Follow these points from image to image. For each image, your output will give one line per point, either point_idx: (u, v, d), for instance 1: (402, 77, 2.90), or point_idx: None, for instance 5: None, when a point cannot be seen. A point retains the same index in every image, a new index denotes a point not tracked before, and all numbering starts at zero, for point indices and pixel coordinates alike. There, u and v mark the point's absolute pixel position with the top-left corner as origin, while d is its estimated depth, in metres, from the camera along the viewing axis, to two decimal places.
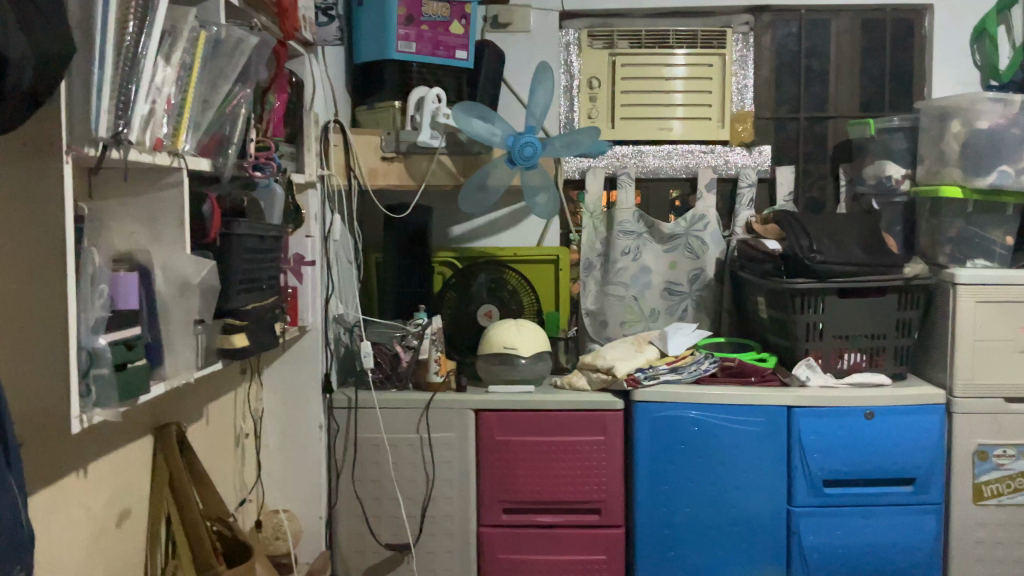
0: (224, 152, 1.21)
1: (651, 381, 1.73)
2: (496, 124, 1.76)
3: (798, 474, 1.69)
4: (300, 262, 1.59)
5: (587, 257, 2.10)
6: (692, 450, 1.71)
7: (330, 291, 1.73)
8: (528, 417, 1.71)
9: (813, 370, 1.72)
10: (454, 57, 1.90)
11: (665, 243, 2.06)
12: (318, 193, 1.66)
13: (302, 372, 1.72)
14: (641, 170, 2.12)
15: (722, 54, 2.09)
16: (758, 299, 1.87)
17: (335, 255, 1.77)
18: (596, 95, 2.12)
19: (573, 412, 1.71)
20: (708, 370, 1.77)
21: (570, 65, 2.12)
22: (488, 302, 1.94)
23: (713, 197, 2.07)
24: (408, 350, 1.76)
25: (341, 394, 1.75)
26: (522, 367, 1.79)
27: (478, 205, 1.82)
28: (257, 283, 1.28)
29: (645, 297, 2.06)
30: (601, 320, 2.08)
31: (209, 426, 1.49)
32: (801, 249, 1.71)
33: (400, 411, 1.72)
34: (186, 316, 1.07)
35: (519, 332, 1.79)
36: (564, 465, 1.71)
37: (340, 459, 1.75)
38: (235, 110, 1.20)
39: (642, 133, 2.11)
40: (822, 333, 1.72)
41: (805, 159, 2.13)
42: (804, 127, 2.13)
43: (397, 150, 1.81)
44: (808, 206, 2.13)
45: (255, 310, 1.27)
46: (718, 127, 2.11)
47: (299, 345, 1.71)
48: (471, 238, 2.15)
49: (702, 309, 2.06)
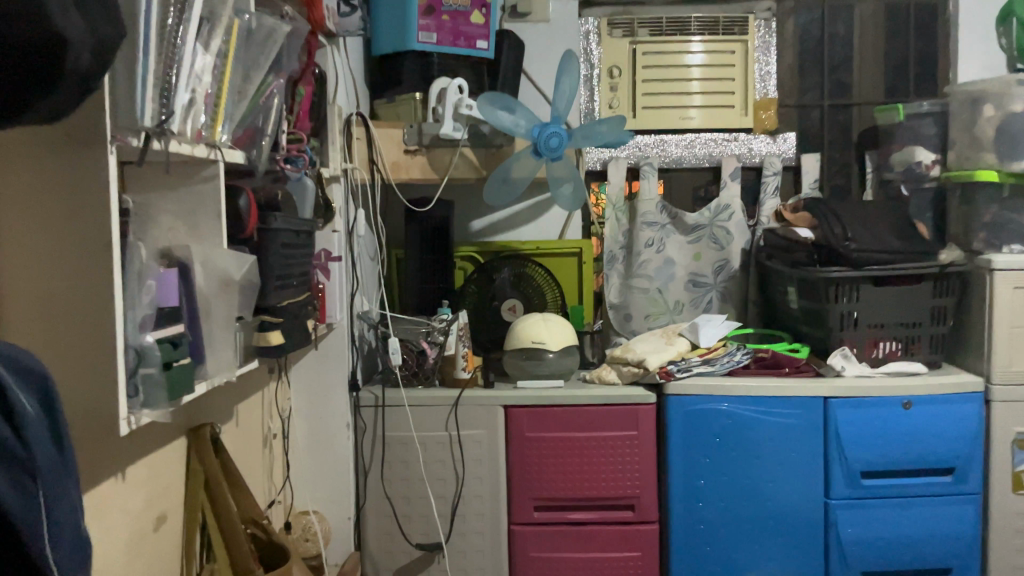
0: (258, 144, 1.17)
1: (684, 373, 1.70)
2: (519, 113, 1.73)
3: (835, 466, 1.67)
4: (327, 258, 1.55)
5: (610, 250, 2.06)
6: (727, 445, 1.68)
7: (355, 287, 1.70)
8: (559, 413, 1.69)
9: (849, 360, 1.69)
10: (475, 48, 1.86)
11: (688, 234, 2.04)
12: (343, 187, 1.63)
13: (328, 370, 1.67)
14: (663, 159, 2.09)
15: (744, 41, 2.06)
16: (787, 289, 1.84)
17: (359, 251, 1.73)
18: (617, 84, 2.08)
19: (605, 406, 1.68)
20: (742, 362, 1.73)
21: (590, 53, 2.08)
22: (512, 296, 1.91)
23: (738, 186, 2.03)
24: (434, 346, 1.73)
25: (367, 392, 1.71)
26: (550, 362, 1.76)
27: (503, 198, 1.79)
28: (291, 278, 1.24)
29: (669, 289, 2.03)
30: (625, 314, 2.04)
31: (239, 426, 1.46)
32: (835, 237, 1.68)
33: (429, 409, 1.69)
34: (227, 313, 1.05)
35: (547, 326, 1.77)
36: (596, 461, 1.68)
37: (368, 459, 1.71)
38: (267, 101, 1.17)
39: (664, 122, 2.08)
40: (857, 322, 1.69)
41: (829, 146, 2.11)
42: (828, 113, 2.10)
43: (421, 142, 1.77)
44: (833, 194, 2.11)
45: (289, 306, 1.23)
46: (742, 115, 2.08)
47: (325, 342, 1.66)
48: (492, 231, 2.12)
49: (728, 301, 2.03)
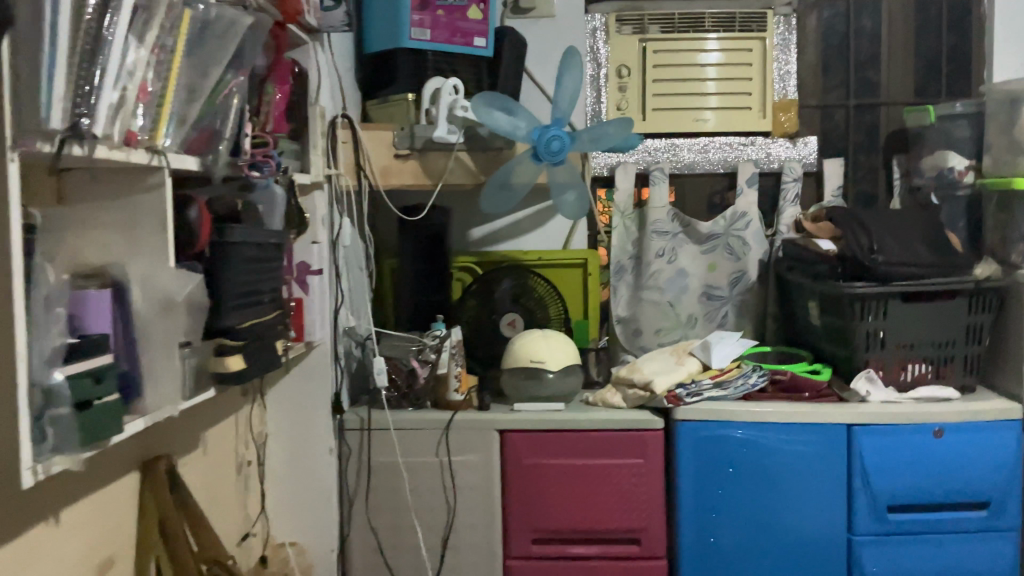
0: (215, 149, 1.05)
1: (694, 399, 1.57)
2: (520, 116, 1.61)
3: (859, 498, 1.53)
4: (305, 271, 1.44)
5: (618, 260, 1.93)
6: (741, 474, 1.54)
7: (340, 302, 1.57)
8: (559, 438, 1.56)
9: (874, 383, 1.56)
10: (472, 45, 1.74)
11: (702, 243, 1.90)
12: (326, 194, 1.51)
13: (311, 390, 1.55)
14: (675, 165, 1.96)
15: (762, 39, 1.93)
16: (808, 304, 1.70)
17: (345, 263, 1.62)
18: (626, 85, 1.96)
19: (609, 431, 1.56)
20: (757, 385, 1.60)
21: (597, 52, 1.96)
22: (512, 310, 1.78)
23: (755, 193, 1.91)
24: (425, 365, 1.62)
25: (352, 415, 1.59)
26: (551, 383, 1.64)
27: (501, 205, 1.67)
28: (255, 296, 1.12)
29: (681, 302, 1.90)
30: (633, 329, 1.91)
31: (207, 455, 1.35)
32: (860, 249, 1.54)
33: (418, 433, 1.57)
34: (168, 337, 0.93)
35: (548, 344, 1.65)
36: (599, 491, 1.56)
37: (352, 486, 1.59)
38: (226, 101, 1.05)
39: (677, 125, 1.95)
40: (883, 342, 1.56)
41: (855, 150, 1.96)
42: (853, 115, 1.96)
43: (412, 147, 1.65)
44: (858, 201, 1.97)
45: (252, 328, 1.11)
46: (759, 118, 1.95)
47: (308, 361, 1.54)
48: (493, 240, 2.00)
49: (745, 315, 1.90)
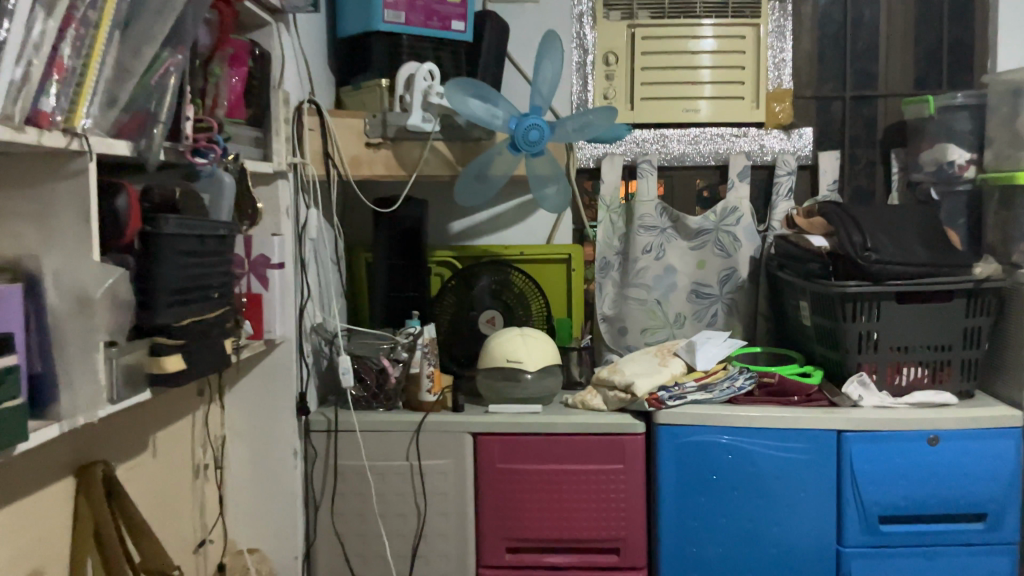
0: (148, 133, 0.97)
1: (676, 402, 1.49)
2: (498, 104, 1.53)
3: (850, 509, 1.45)
4: (265, 265, 1.34)
5: (604, 256, 1.85)
6: (726, 482, 1.47)
7: (306, 297, 1.50)
8: (534, 443, 1.48)
9: (867, 388, 1.48)
10: (449, 29, 1.67)
11: (691, 239, 1.83)
12: (290, 184, 1.44)
13: (274, 390, 1.46)
14: (664, 156, 1.89)
15: (757, 25, 1.83)
16: (800, 303, 1.62)
17: (312, 256, 1.54)
18: (613, 73, 1.88)
19: (587, 436, 1.48)
20: (744, 388, 1.51)
21: (583, 38, 1.87)
22: (491, 307, 1.71)
23: (747, 187, 1.82)
24: (396, 364, 1.54)
25: (319, 415, 1.52)
26: (527, 383, 1.57)
27: (477, 197, 1.60)
28: (197, 292, 1.06)
29: (669, 301, 1.83)
30: (619, 327, 1.84)
31: (157, 459, 1.28)
32: (853, 246, 1.46)
33: (387, 435, 1.50)
34: (89, 338, 0.86)
35: (525, 342, 1.57)
36: (576, 499, 1.48)
37: (318, 490, 1.52)
38: (161, 81, 0.98)
39: (667, 115, 1.87)
40: (876, 344, 1.48)
41: (851, 143, 1.88)
42: (850, 107, 1.88)
43: (385, 135, 1.57)
44: (855, 196, 1.88)
45: (193, 326, 1.04)
46: (753, 109, 1.85)
47: (269, 360, 1.45)
48: (473, 234, 1.91)
49: (735, 314, 1.82)
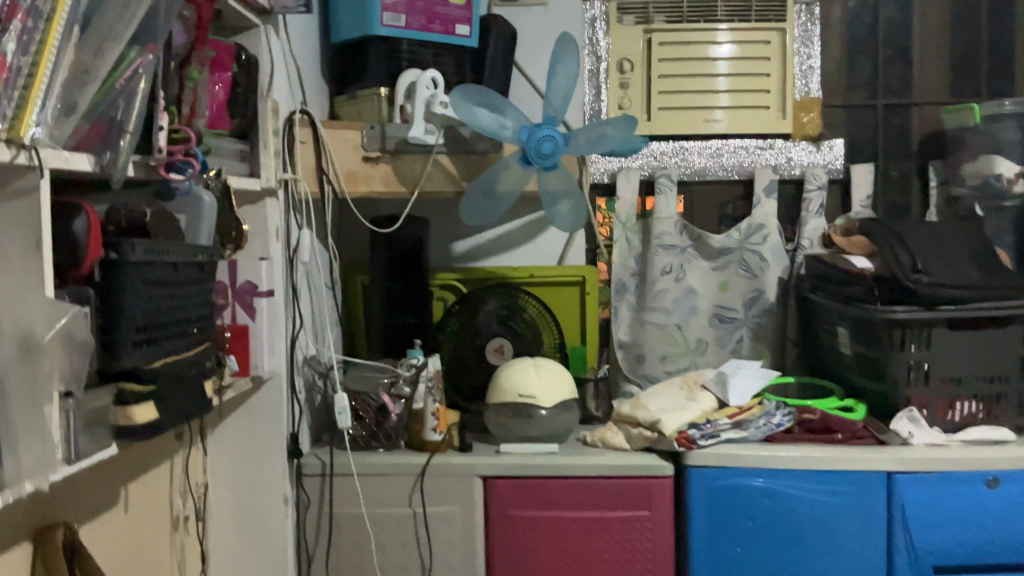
0: (112, 145, 0.83)
1: (709, 441, 1.34)
2: (507, 114, 1.40)
3: (900, 559, 1.31)
4: (252, 292, 1.20)
5: (619, 278, 1.72)
6: (765, 530, 1.32)
7: (298, 328, 1.35)
8: (549, 486, 1.34)
9: (917, 424, 1.34)
10: (453, 33, 1.53)
11: (713, 260, 1.70)
12: (279, 202, 1.30)
13: (261, 431, 1.31)
14: (683, 170, 1.75)
15: (783, 29, 1.70)
16: (837, 330, 1.49)
17: (304, 281, 1.40)
18: (628, 81, 1.74)
19: (609, 480, 1.34)
20: (782, 425, 1.37)
21: (596, 44, 1.75)
22: (500, 335, 1.57)
23: (774, 203, 1.69)
24: (398, 400, 1.40)
25: (312, 458, 1.37)
26: (542, 420, 1.42)
27: (485, 216, 1.46)
28: (172, 327, 0.92)
29: (689, 326, 1.69)
30: (636, 355, 1.70)
31: (128, 514, 1.12)
32: (902, 268, 1.33)
33: (388, 480, 1.36)
34: (35, 386, 0.72)
35: (539, 375, 1.43)
36: (598, 549, 1.34)
37: (311, 541, 1.38)
38: (128, 84, 0.84)
39: (685, 126, 1.73)
40: (927, 376, 1.34)
41: (884, 155, 1.75)
42: (882, 116, 1.75)
43: (383, 148, 1.43)
44: (888, 213, 1.75)
45: (165, 369, 0.90)
46: (779, 118, 1.72)
47: (257, 397, 1.31)
48: (478, 256, 1.78)
49: (762, 340, 1.68)
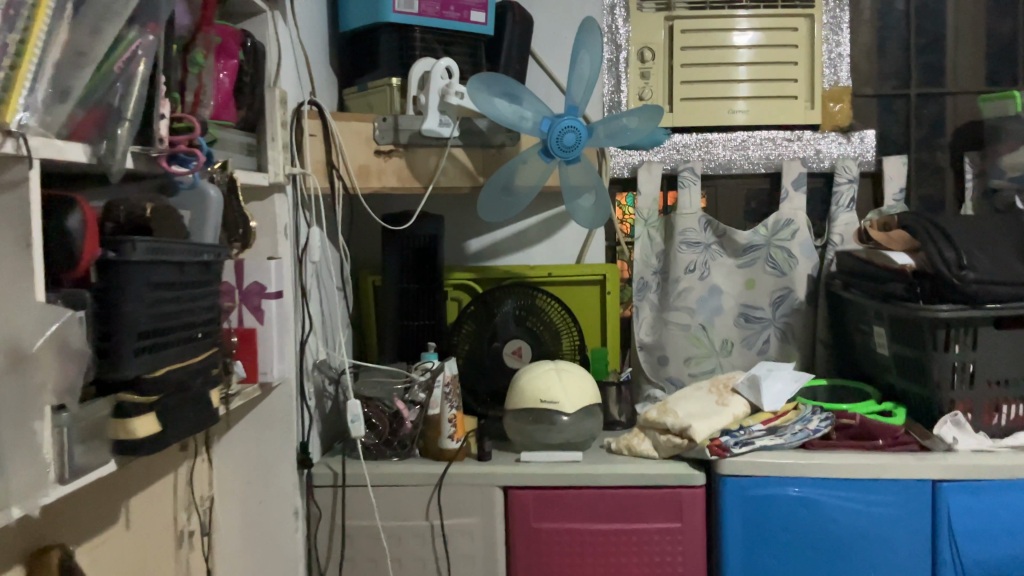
0: (109, 134, 0.76)
1: (744, 449, 1.27)
2: (525, 104, 1.32)
3: (944, 571, 1.24)
4: (260, 294, 1.13)
5: (641, 276, 1.65)
6: (802, 542, 1.25)
7: (308, 331, 1.28)
8: (574, 497, 1.27)
9: (962, 429, 1.26)
10: (468, 20, 1.46)
11: (739, 257, 1.62)
12: (288, 198, 1.23)
13: (270, 441, 1.24)
14: (707, 164, 1.68)
15: (811, 15, 1.64)
16: (874, 329, 1.42)
17: (314, 282, 1.33)
18: (649, 71, 1.67)
19: (638, 490, 1.27)
20: (819, 431, 1.30)
21: (616, 32, 1.67)
22: (517, 336, 1.50)
23: (802, 197, 1.61)
24: (413, 406, 1.34)
25: (323, 468, 1.30)
26: (564, 426, 1.35)
27: (503, 213, 1.39)
28: (176, 333, 0.85)
29: (714, 326, 1.62)
30: (659, 356, 1.64)
31: (131, 531, 1.05)
32: (946, 264, 1.25)
33: (403, 491, 1.29)
34: (26, 401, 0.65)
35: (561, 380, 1.36)
36: (626, 563, 1.27)
37: (323, 557, 1.31)
38: (127, 68, 0.77)
39: (709, 117, 1.66)
40: (972, 378, 1.27)
41: (917, 147, 1.68)
42: (915, 106, 1.68)
43: (396, 142, 1.36)
44: (922, 206, 1.68)
45: (168, 378, 0.83)
46: (807, 109, 1.66)
47: (265, 405, 1.24)
48: (493, 254, 1.71)
49: (791, 341, 1.61)
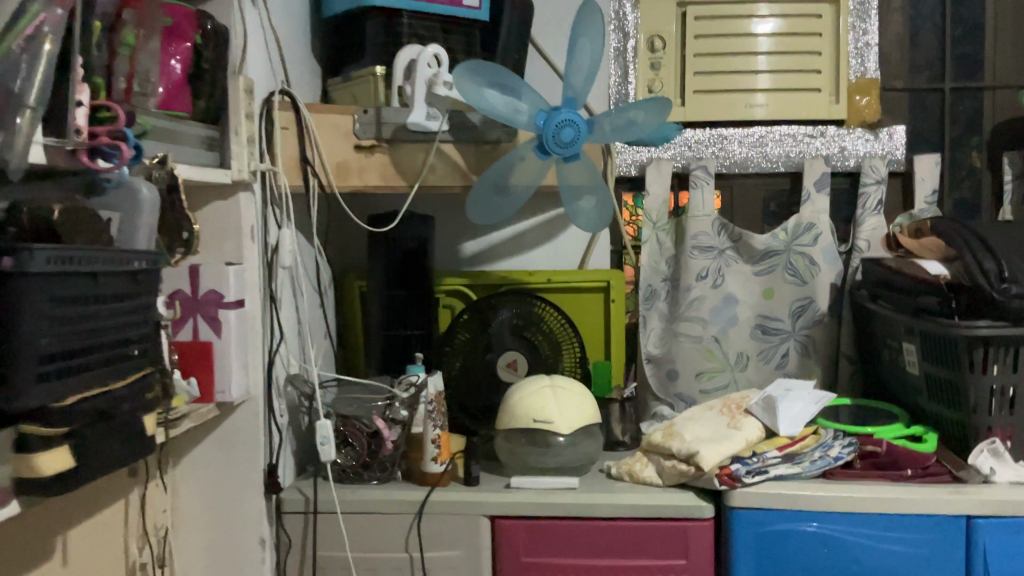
0: (7, 122, 0.64)
1: (757, 479, 1.14)
2: (521, 96, 1.20)
3: None
4: (217, 303, 1.03)
5: (648, 283, 1.53)
6: None
7: (278, 345, 1.17)
8: (568, 530, 1.15)
9: (1001, 459, 1.13)
10: (461, 4, 1.34)
11: (755, 263, 1.50)
12: (255, 197, 1.12)
13: (235, 464, 1.14)
14: (722, 162, 1.55)
15: (835, 2, 1.51)
16: (903, 345, 1.28)
17: (286, 290, 1.22)
18: (660, 61, 1.55)
19: (639, 523, 1.15)
20: (840, 458, 1.18)
21: (624, 19, 1.55)
22: (512, 348, 1.38)
23: (825, 199, 1.49)
24: (393, 425, 1.22)
25: (294, 493, 1.20)
26: (560, 449, 1.23)
27: (495, 214, 1.28)
28: (95, 354, 0.74)
29: (728, 338, 1.50)
30: (667, 371, 1.51)
31: (69, 568, 0.95)
32: (985, 275, 1.12)
33: (381, 519, 1.18)
34: None
35: (556, 398, 1.24)
36: None
37: None
38: (31, 46, 0.66)
39: (725, 112, 1.54)
40: (1013, 403, 1.13)
41: (952, 146, 1.55)
42: (949, 101, 1.55)
43: (379, 136, 1.25)
44: (957, 210, 1.54)
45: (85, 406, 0.72)
46: (832, 103, 1.53)
47: (229, 425, 1.13)
48: (490, 258, 1.59)
49: (811, 355, 1.49)
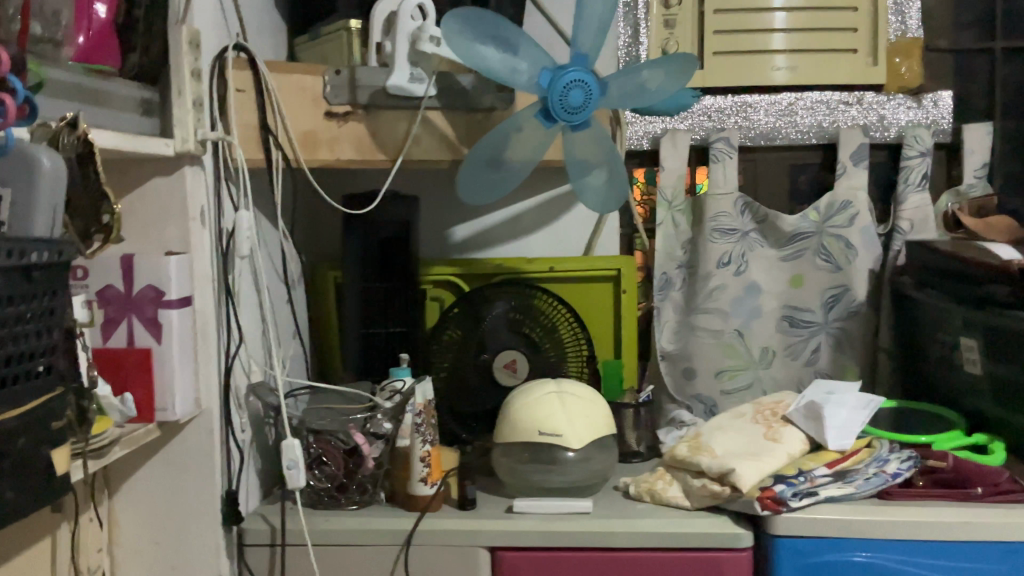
0: None
1: (804, 502, 0.97)
2: (521, 54, 1.01)
3: None
4: (155, 302, 0.84)
5: (662, 271, 1.35)
6: None
7: (235, 349, 0.99)
8: (582, 563, 0.98)
9: None
10: None
11: (782, 247, 1.33)
12: (204, 172, 0.93)
13: (183, 490, 0.95)
14: (746, 132, 1.38)
15: None
16: (958, 342, 1.11)
17: (246, 283, 1.04)
18: (675, 19, 1.37)
19: (665, 554, 0.97)
20: (899, 476, 1.01)
21: None
22: (511, 346, 1.20)
23: (863, 174, 1.32)
24: (374, 441, 1.03)
25: (258, 522, 1.02)
26: (567, 467, 1.05)
27: (488, 194, 1.10)
28: None
29: (752, 332, 1.33)
30: (683, 369, 1.34)
31: None
32: None
33: (361, 551, 1.00)
34: None
35: (565, 409, 1.06)
36: None
37: None
38: None
39: (748, 77, 1.36)
40: None
41: (1002, 113, 1.38)
42: (1000, 64, 1.38)
43: (354, 101, 1.06)
44: (1007, 185, 1.38)
45: None
46: (869, 66, 1.35)
47: (177, 445, 0.95)
48: (482, 243, 1.41)
49: (846, 351, 1.32)
